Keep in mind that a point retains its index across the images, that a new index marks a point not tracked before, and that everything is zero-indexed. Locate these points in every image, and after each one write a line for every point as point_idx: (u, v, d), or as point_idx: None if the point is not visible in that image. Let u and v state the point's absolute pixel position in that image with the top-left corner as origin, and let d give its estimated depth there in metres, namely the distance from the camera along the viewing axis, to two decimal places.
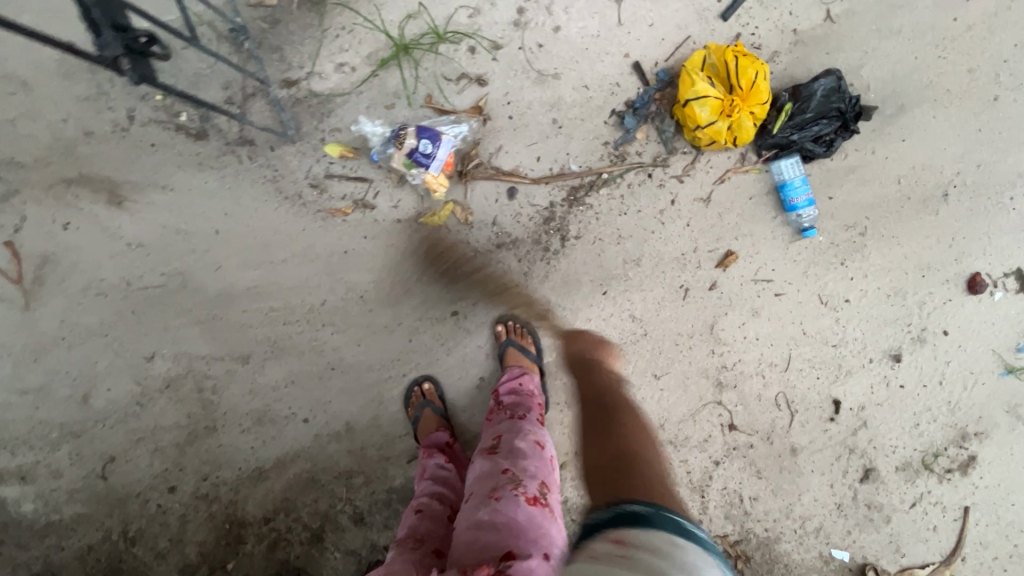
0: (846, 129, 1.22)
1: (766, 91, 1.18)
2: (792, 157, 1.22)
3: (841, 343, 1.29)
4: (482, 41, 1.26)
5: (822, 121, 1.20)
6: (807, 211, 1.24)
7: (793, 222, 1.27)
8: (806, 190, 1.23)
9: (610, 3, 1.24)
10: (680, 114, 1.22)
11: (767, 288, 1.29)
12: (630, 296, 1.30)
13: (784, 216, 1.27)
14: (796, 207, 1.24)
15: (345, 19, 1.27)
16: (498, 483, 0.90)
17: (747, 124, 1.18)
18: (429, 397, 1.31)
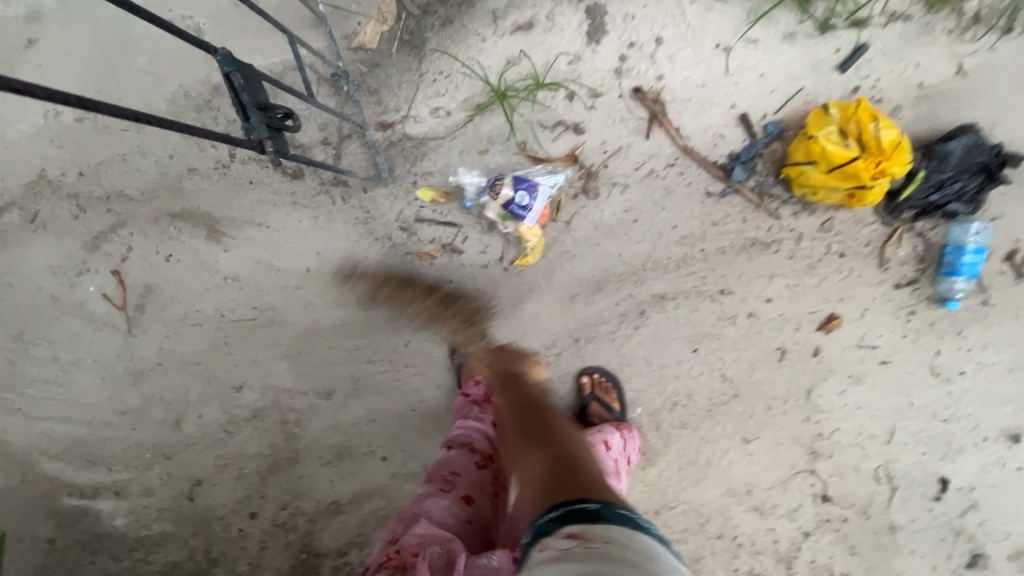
0: (991, 180, 1.10)
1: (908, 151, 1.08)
2: (981, 223, 1.14)
3: (952, 418, 1.21)
4: (580, 89, 1.23)
5: (964, 177, 1.10)
6: (964, 281, 1.15)
7: (940, 287, 1.17)
8: (975, 261, 1.14)
9: (718, 51, 1.19)
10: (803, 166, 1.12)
11: (872, 355, 1.21)
12: (722, 355, 1.25)
13: (936, 278, 1.18)
14: (954, 274, 1.15)
15: (443, 63, 1.27)
16: None
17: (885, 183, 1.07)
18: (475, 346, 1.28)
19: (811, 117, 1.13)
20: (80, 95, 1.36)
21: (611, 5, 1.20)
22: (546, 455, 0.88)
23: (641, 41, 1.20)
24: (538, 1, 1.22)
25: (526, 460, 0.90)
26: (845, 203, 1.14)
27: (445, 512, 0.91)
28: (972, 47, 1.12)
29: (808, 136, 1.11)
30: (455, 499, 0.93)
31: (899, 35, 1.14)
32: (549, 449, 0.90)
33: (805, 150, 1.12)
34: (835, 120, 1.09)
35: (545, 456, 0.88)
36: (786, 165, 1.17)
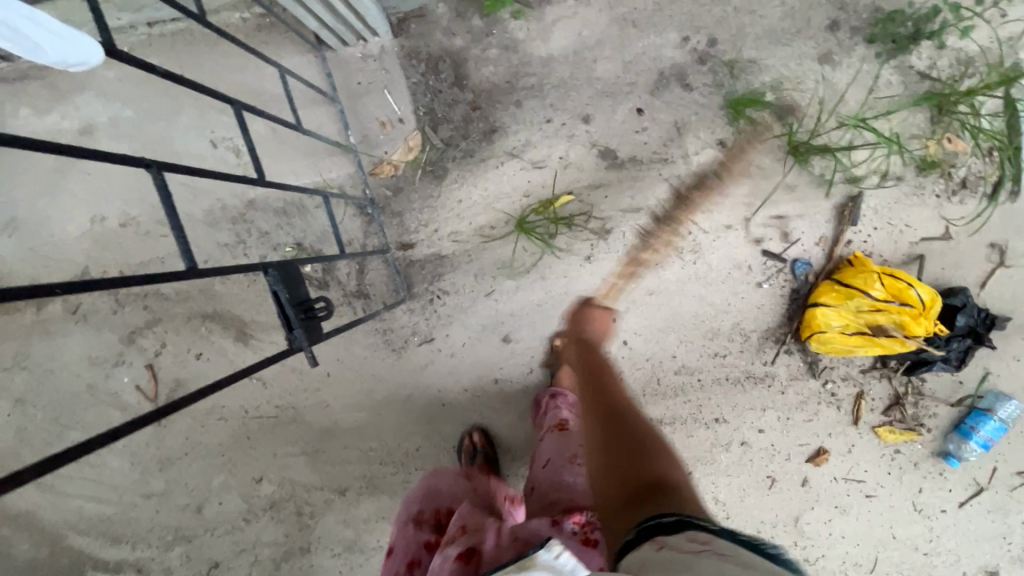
0: (978, 342, 1.17)
1: (924, 317, 1.11)
2: (1015, 403, 1.20)
3: (932, 552, 1.27)
4: (590, 224, 1.31)
5: (955, 340, 1.16)
6: (976, 447, 1.20)
7: (948, 443, 1.23)
8: (993, 432, 1.20)
9: (720, 197, 1.27)
10: (818, 332, 1.18)
11: (858, 489, 1.28)
12: (715, 479, 1.32)
13: (948, 433, 1.24)
14: (971, 437, 1.20)
15: (463, 192, 1.36)
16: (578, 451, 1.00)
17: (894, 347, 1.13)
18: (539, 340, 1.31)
19: (823, 293, 1.17)
20: (125, 202, 1.46)
21: (622, 151, 1.29)
22: (615, 437, 0.96)
23: (648, 184, 1.29)
24: (554, 143, 1.31)
25: (605, 462, 0.90)
26: (821, 352, 1.22)
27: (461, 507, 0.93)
28: (960, 210, 1.19)
29: (842, 291, 1.15)
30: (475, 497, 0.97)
31: (890, 195, 1.21)
32: (637, 460, 0.87)
33: (838, 293, 1.16)
34: (844, 299, 1.15)
35: (631, 470, 0.85)
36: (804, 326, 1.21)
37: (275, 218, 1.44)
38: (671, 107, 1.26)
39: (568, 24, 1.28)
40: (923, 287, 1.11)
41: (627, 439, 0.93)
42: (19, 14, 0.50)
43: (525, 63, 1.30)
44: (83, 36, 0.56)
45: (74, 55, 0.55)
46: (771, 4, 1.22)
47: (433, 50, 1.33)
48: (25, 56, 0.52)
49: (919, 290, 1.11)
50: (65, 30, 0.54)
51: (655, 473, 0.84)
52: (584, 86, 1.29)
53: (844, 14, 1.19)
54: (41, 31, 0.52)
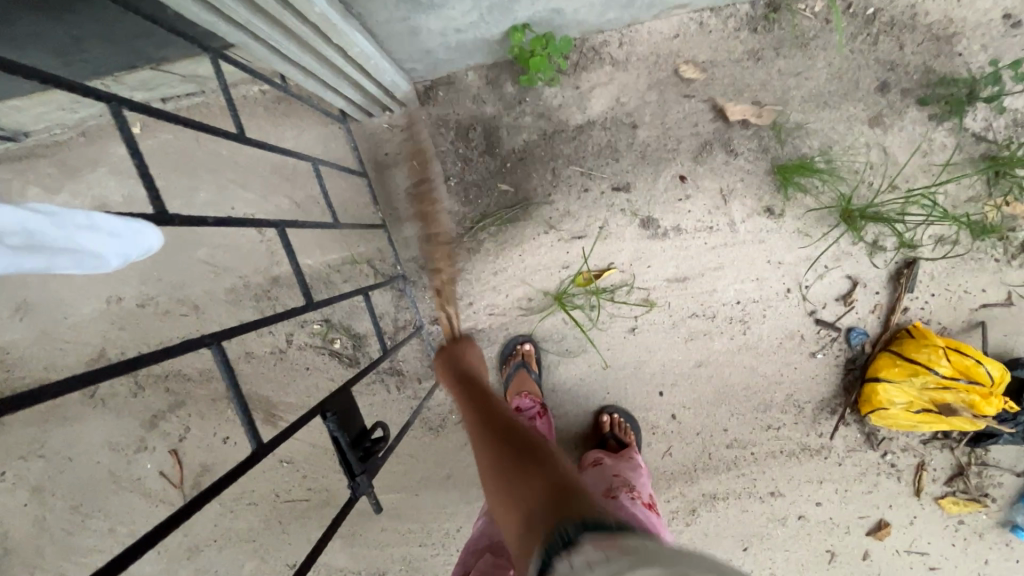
0: None
1: (996, 394, 1.08)
2: None
3: None
4: (633, 295, 1.27)
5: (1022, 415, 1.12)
6: None
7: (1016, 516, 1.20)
8: None
9: (769, 265, 1.22)
10: (880, 403, 1.14)
11: (921, 561, 1.24)
12: (772, 554, 1.28)
13: (1015, 505, 1.20)
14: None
15: (499, 264, 1.31)
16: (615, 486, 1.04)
17: (964, 423, 1.10)
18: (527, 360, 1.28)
19: (884, 366, 1.15)
20: (141, 282, 1.39)
21: (665, 219, 1.24)
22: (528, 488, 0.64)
23: (693, 252, 1.24)
24: (593, 212, 1.26)
25: (507, 484, 0.68)
26: (880, 424, 1.19)
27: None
28: (1020, 275, 1.15)
29: (905, 364, 1.12)
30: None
31: (948, 261, 1.17)
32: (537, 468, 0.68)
33: (900, 368, 1.12)
34: (908, 374, 1.11)
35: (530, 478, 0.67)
36: (863, 397, 1.17)
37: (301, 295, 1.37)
38: (716, 173, 1.22)
39: (605, 90, 1.23)
40: (994, 366, 1.08)
41: (512, 456, 0.71)
42: (81, 228, 0.50)
43: (561, 131, 1.25)
44: (138, 224, 0.54)
45: (133, 250, 0.54)
46: (817, 66, 1.17)
47: (463, 118, 1.28)
48: (90, 268, 0.51)
49: (991, 367, 1.08)
50: (123, 228, 0.53)
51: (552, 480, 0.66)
52: (623, 153, 1.24)
53: (895, 76, 1.15)
54: (101, 238, 0.51)
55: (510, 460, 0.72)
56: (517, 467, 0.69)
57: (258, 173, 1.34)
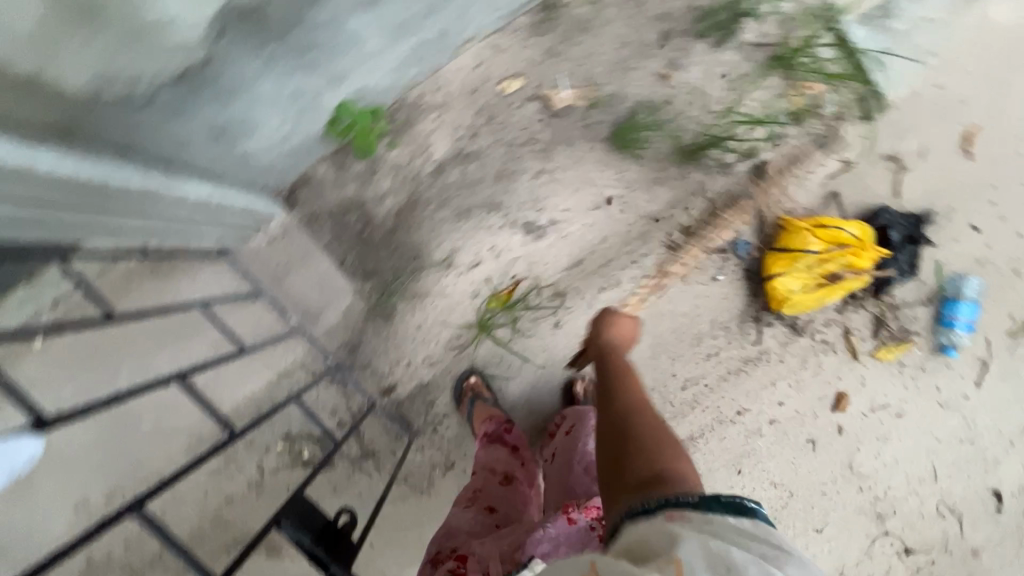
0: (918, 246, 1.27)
1: (867, 250, 1.19)
2: (976, 280, 1.28)
3: (976, 437, 1.33)
4: (544, 294, 1.36)
5: (897, 255, 1.26)
6: (961, 333, 1.28)
7: (938, 339, 1.31)
8: (969, 314, 1.27)
9: (644, 219, 1.33)
10: (779, 294, 1.25)
11: (887, 413, 1.33)
12: (764, 465, 1.35)
13: (935, 331, 1.31)
14: (954, 326, 1.28)
15: (418, 317, 1.38)
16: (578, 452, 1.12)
17: (853, 285, 1.21)
18: (479, 390, 1.35)
19: (772, 261, 1.25)
20: (99, 478, 1.40)
21: (541, 218, 1.35)
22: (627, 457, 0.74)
23: (577, 236, 1.34)
24: (479, 238, 1.36)
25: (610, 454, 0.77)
26: (794, 312, 1.29)
27: (470, 526, 1.01)
28: (846, 140, 1.29)
29: (788, 254, 1.23)
30: (479, 510, 1.04)
31: (783, 154, 1.31)
32: (646, 445, 0.75)
33: (785, 260, 1.23)
34: (793, 261, 1.22)
35: (641, 452, 0.74)
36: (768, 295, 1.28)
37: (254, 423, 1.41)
38: (565, 163, 1.33)
39: (442, 132, 1.33)
40: (852, 226, 1.20)
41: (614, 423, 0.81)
42: None
43: (420, 182, 1.35)
44: (12, 440, 0.68)
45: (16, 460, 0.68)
46: (605, 41, 1.31)
47: (333, 207, 1.37)
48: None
49: (852, 228, 1.20)
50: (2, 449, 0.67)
51: (664, 458, 0.71)
52: (481, 178, 1.34)
53: (670, 23, 1.29)
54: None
55: (625, 444, 0.77)
56: (616, 437, 0.79)
57: (169, 331, 1.38)
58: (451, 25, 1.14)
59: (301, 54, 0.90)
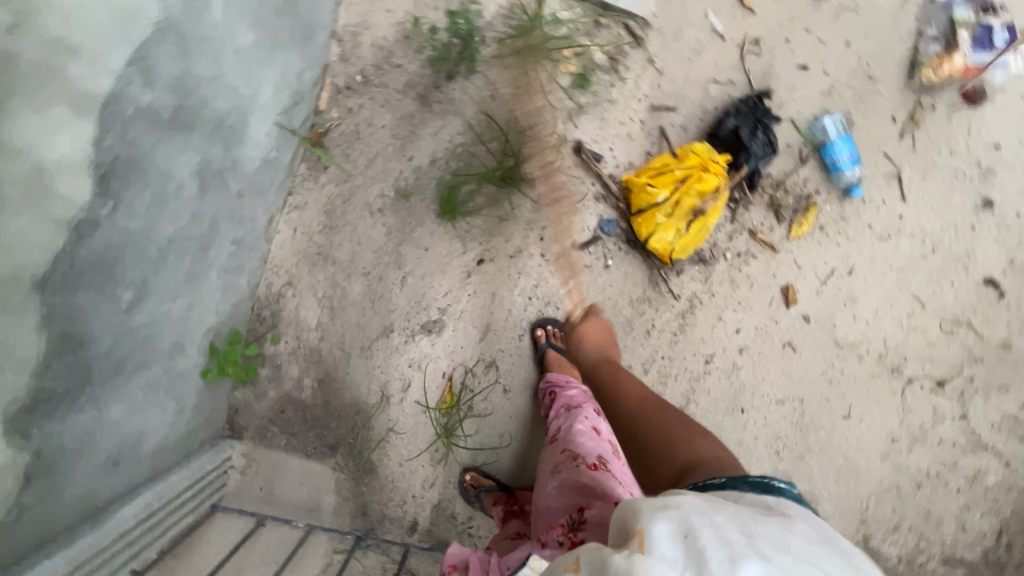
0: (762, 123, 1.22)
1: (706, 172, 1.17)
2: (835, 115, 1.22)
3: (937, 242, 1.24)
4: (478, 371, 1.38)
5: (746, 144, 1.21)
6: (852, 169, 1.22)
7: (836, 186, 1.24)
8: (848, 149, 1.21)
9: (515, 256, 1.33)
10: (661, 248, 1.21)
11: (839, 275, 1.27)
12: (760, 390, 1.31)
13: (828, 180, 1.25)
14: (842, 167, 1.22)
15: (394, 456, 1.43)
16: (559, 461, 0.98)
17: (716, 206, 1.19)
18: (479, 481, 1.37)
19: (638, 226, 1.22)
20: None
21: (433, 311, 1.36)
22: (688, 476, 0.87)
23: (471, 306, 1.35)
24: (395, 361, 1.39)
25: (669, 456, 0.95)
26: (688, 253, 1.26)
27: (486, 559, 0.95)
28: (636, 74, 1.26)
29: (648, 213, 1.20)
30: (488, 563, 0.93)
31: (592, 122, 1.28)
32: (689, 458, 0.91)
33: (646, 221, 1.20)
34: (654, 220, 1.19)
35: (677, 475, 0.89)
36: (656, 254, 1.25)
37: None
38: (419, 255, 1.35)
39: (307, 300, 1.37)
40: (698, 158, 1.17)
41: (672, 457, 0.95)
42: None
43: (318, 349, 1.39)
44: None
45: None
46: (380, 136, 1.32)
47: (270, 414, 1.44)
48: None
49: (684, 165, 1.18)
50: None
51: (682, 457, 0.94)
52: (362, 314, 1.37)
53: (422, 86, 1.29)
54: None
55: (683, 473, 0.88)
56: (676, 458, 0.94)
57: None
58: (240, 230, 1.18)
59: (118, 368, 0.95)
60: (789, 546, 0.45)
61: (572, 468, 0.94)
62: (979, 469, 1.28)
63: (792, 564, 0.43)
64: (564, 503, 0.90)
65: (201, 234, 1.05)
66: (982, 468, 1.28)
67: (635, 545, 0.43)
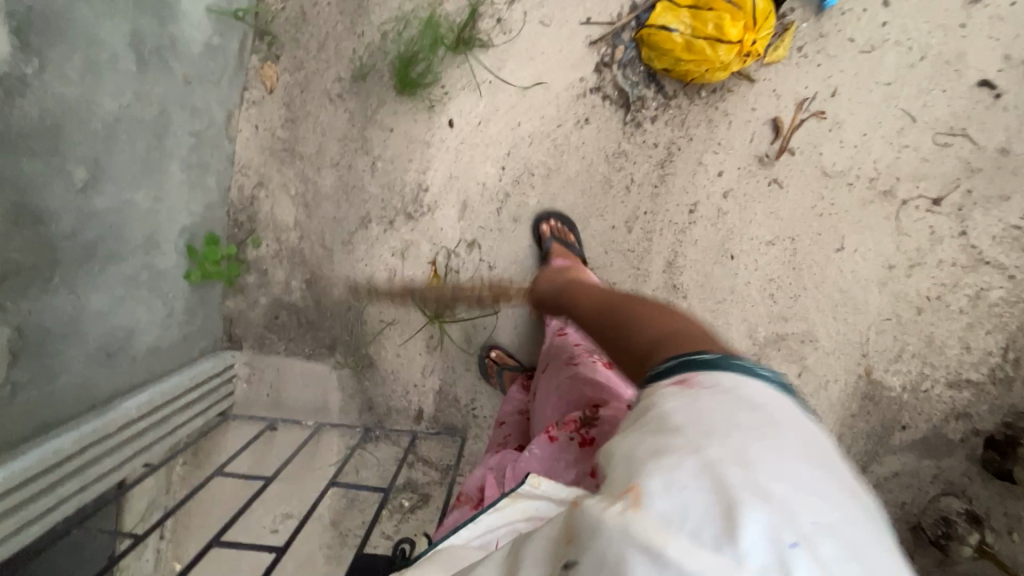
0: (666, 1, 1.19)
1: (749, 4, 1.07)
2: None
3: (923, 49, 1.17)
4: (461, 252, 1.36)
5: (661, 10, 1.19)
6: None
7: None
8: None
9: (482, 125, 1.29)
10: (653, 43, 1.17)
11: (821, 100, 1.21)
12: (749, 232, 1.27)
13: None
14: None
15: (391, 348, 1.42)
16: (572, 355, 0.97)
17: (721, 51, 1.09)
18: (502, 360, 1.38)
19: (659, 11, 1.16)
20: None
21: (408, 194, 1.34)
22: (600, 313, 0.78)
23: (446, 184, 1.33)
24: (378, 251, 1.37)
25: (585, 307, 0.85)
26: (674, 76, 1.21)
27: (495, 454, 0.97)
28: None
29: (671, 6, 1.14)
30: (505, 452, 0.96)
31: None
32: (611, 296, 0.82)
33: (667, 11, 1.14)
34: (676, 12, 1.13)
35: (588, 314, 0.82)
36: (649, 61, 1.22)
37: (321, 532, 1.45)
38: (386, 137, 1.31)
39: (281, 200, 1.36)
40: None
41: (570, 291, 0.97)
42: None
43: (299, 249, 1.38)
44: None
45: None
46: (329, 15, 1.27)
47: (263, 322, 1.44)
48: None
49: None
50: None
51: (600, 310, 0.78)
52: (337, 206, 1.35)
53: None
54: None
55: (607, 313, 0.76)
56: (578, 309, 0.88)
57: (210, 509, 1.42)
58: (195, 121, 1.16)
59: (89, 255, 0.95)
60: (792, 445, 0.40)
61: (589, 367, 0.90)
62: (982, 286, 1.24)
63: (800, 496, 0.37)
64: (569, 399, 0.86)
65: (152, 120, 1.03)
66: (986, 285, 1.24)
67: (626, 501, 0.37)
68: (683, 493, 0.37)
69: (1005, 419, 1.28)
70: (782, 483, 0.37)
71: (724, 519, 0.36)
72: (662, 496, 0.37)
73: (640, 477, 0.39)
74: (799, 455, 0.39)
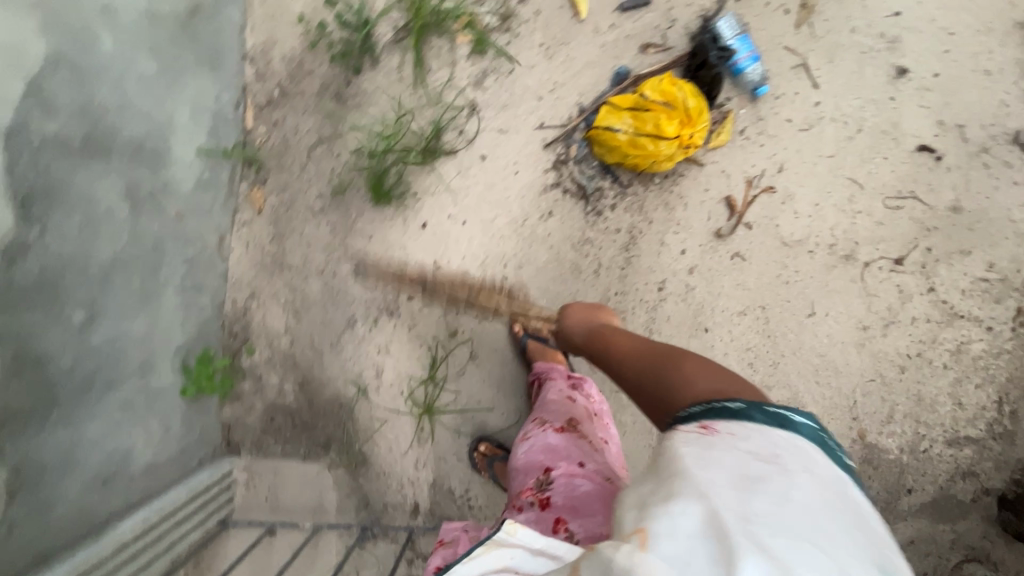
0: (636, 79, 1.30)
1: (688, 104, 1.19)
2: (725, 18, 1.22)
3: (859, 122, 1.25)
4: (445, 344, 1.41)
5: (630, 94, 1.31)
6: (754, 65, 1.23)
7: (745, 85, 1.26)
8: (745, 47, 1.22)
9: (455, 224, 1.37)
10: (603, 139, 1.25)
11: (770, 175, 1.27)
12: (720, 304, 1.30)
13: (734, 82, 1.27)
14: (743, 67, 1.23)
15: (383, 443, 1.44)
16: (533, 425, 1.02)
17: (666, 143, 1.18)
18: (491, 450, 1.41)
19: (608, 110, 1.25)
20: None
21: (390, 294, 1.41)
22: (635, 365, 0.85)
23: (425, 281, 1.40)
24: (365, 350, 1.43)
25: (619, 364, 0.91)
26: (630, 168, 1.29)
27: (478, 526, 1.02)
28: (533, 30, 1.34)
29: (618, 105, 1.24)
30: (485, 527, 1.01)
31: (499, 83, 1.35)
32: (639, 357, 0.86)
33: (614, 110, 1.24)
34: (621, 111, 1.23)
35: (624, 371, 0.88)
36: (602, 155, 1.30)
37: None
38: (366, 243, 1.40)
39: (272, 309, 1.44)
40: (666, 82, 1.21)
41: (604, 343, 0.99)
42: None
43: (291, 353, 1.44)
44: None
45: None
46: (311, 140, 1.39)
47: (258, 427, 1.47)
48: None
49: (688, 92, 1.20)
50: None
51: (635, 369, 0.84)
52: (325, 310, 1.42)
53: (340, 85, 1.38)
54: None
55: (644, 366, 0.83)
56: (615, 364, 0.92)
57: None
58: (189, 248, 1.26)
59: (86, 387, 1.02)
60: (781, 493, 0.47)
61: (542, 432, 0.98)
62: (962, 340, 1.24)
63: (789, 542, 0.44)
64: (529, 464, 0.92)
65: (147, 253, 1.13)
66: (965, 338, 1.24)
67: (635, 543, 0.45)
68: (682, 538, 0.45)
69: (1011, 475, 1.24)
70: (775, 536, 0.44)
71: (724, 559, 0.43)
72: (664, 542, 0.45)
73: (648, 521, 0.47)
74: (795, 508, 0.46)
